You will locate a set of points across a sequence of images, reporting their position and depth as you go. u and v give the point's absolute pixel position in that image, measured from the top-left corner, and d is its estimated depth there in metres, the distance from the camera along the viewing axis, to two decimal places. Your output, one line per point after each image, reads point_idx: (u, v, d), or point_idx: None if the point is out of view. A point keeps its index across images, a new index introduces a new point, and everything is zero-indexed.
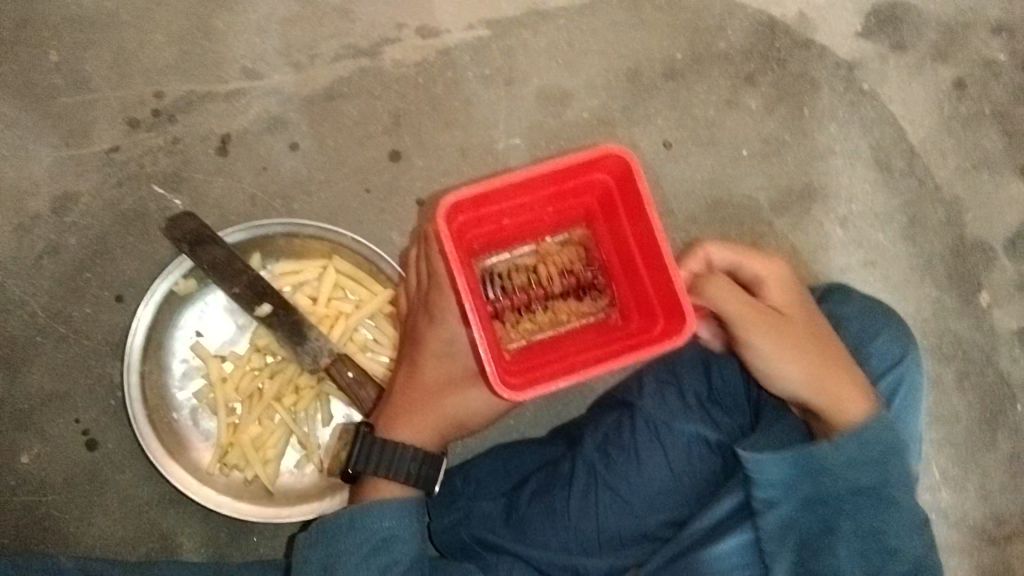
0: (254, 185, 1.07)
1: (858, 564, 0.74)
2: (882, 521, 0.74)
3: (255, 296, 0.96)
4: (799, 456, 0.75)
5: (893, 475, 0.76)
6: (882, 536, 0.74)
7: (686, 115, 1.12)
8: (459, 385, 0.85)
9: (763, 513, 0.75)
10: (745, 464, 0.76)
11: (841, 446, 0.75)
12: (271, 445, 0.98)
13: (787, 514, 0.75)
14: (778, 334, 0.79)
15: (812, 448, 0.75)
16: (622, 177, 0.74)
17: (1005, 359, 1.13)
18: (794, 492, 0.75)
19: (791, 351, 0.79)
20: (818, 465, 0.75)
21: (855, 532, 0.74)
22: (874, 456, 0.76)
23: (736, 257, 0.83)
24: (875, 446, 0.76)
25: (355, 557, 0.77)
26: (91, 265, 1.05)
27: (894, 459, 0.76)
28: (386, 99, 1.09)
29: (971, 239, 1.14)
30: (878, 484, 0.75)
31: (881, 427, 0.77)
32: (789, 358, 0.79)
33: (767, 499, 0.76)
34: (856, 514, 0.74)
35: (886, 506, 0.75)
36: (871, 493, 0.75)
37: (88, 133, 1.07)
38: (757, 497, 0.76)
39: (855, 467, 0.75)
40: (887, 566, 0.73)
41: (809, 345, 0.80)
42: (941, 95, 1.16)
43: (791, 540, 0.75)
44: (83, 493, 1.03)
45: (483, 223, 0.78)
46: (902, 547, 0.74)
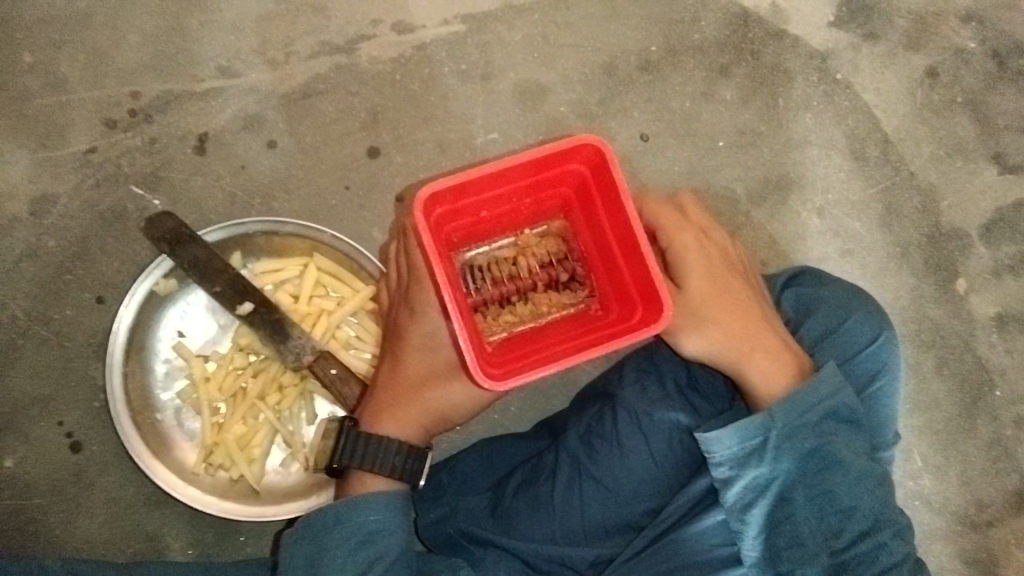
0: (233, 184, 1.07)
1: (817, 527, 0.76)
2: (832, 483, 0.76)
3: (236, 294, 0.96)
4: (742, 430, 0.77)
5: (837, 436, 0.78)
6: (834, 497, 0.76)
7: (663, 108, 1.13)
8: (442, 378, 0.85)
9: (722, 491, 0.79)
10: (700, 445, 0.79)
11: (775, 417, 0.77)
12: (256, 444, 0.98)
13: (744, 490, 0.78)
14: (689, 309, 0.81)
15: (751, 419, 0.77)
16: (597, 166, 0.75)
17: (982, 345, 1.15)
18: (745, 467, 0.77)
19: (705, 324, 0.81)
20: (761, 439, 0.77)
21: (809, 495, 0.76)
22: (813, 421, 0.78)
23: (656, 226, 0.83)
24: (816, 412, 0.78)
25: (342, 552, 0.78)
26: (70, 267, 1.05)
27: (835, 421, 0.79)
28: (363, 96, 1.10)
29: (947, 226, 1.16)
30: (822, 446, 0.77)
31: (819, 392, 0.79)
32: (702, 331, 0.81)
33: (723, 478, 0.79)
34: (805, 480, 0.77)
35: (832, 466, 0.76)
36: (817, 455, 0.77)
37: (64, 135, 1.07)
38: (716, 474, 0.79)
39: (797, 435, 0.77)
40: (844, 526, 0.75)
41: (721, 316, 0.82)
42: (913, 83, 1.17)
43: (753, 514, 0.78)
44: (68, 495, 1.02)
45: (461, 215, 0.78)
46: (857, 505, 0.76)
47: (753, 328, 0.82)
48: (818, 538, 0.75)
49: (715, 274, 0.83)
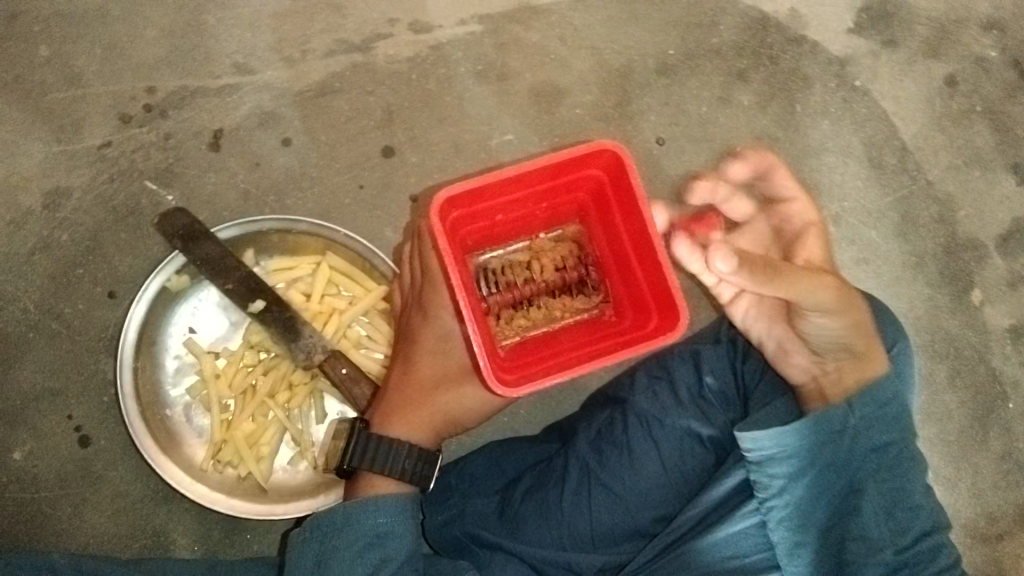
0: (246, 181, 1.07)
1: (885, 523, 0.71)
2: (901, 480, 0.72)
3: (248, 292, 0.96)
4: (819, 424, 0.70)
5: (906, 434, 0.74)
6: (904, 494, 0.72)
7: (679, 112, 1.12)
8: (454, 381, 0.85)
9: (784, 485, 0.72)
10: (763, 436, 0.71)
11: (860, 406, 0.72)
12: (265, 442, 0.98)
13: (811, 488, 0.72)
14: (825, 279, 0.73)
15: (831, 410, 0.71)
16: (615, 172, 0.74)
17: (996, 357, 1.14)
18: (813, 463, 0.71)
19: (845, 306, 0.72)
20: (838, 429, 0.71)
21: (880, 491, 0.72)
22: (891, 416, 0.73)
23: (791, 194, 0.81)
24: (893, 407, 0.73)
25: (350, 554, 0.77)
26: (83, 260, 1.05)
27: (905, 419, 0.75)
28: (379, 94, 1.09)
29: (963, 236, 1.15)
30: (897, 442, 0.73)
31: (896, 387, 0.74)
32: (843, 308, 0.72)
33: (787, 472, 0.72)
34: (877, 474, 0.72)
35: (902, 463, 0.73)
36: (890, 451, 0.73)
37: (79, 128, 1.07)
38: (778, 471, 0.72)
39: (875, 428, 0.72)
40: (910, 523, 0.72)
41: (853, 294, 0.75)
42: (932, 91, 1.17)
43: (818, 508, 0.72)
44: (76, 489, 1.02)
45: (476, 219, 0.78)
46: (921, 504, 0.73)
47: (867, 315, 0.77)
48: (886, 534, 0.71)
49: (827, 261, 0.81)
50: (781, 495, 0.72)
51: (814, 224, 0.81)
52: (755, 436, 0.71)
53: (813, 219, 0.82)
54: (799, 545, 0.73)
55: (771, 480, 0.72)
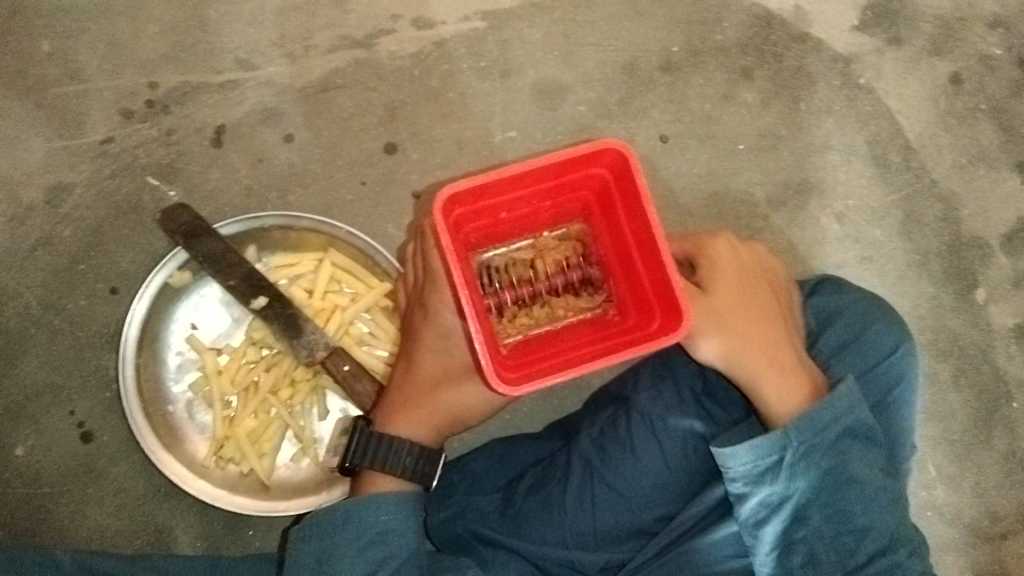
0: (249, 177, 1.07)
1: (830, 547, 0.73)
2: (847, 501, 0.73)
3: (250, 288, 0.96)
4: (757, 447, 0.74)
5: (852, 453, 0.75)
6: (850, 516, 0.73)
7: (683, 109, 1.12)
8: (456, 379, 0.85)
9: (736, 507, 0.75)
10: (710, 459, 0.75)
11: (791, 434, 0.74)
12: (267, 438, 0.98)
13: (758, 507, 0.74)
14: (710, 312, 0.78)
15: (766, 436, 0.74)
16: (618, 171, 0.74)
17: (1000, 356, 1.14)
18: (759, 485, 0.74)
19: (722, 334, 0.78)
20: (774, 458, 0.74)
21: (825, 514, 0.74)
22: (830, 441, 0.75)
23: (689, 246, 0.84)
24: (832, 430, 0.75)
25: (350, 551, 0.77)
26: (85, 256, 1.04)
27: (853, 437, 0.76)
28: (382, 90, 1.09)
29: (967, 235, 1.15)
30: (840, 465, 0.74)
31: (835, 409, 0.75)
32: (716, 329, 0.78)
33: (736, 493, 0.75)
34: (820, 498, 0.74)
35: (847, 484, 0.74)
36: (834, 474, 0.74)
37: (81, 124, 1.06)
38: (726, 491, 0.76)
39: (814, 454, 0.74)
40: (859, 544, 0.73)
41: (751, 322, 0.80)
42: (937, 90, 1.16)
43: (768, 531, 0.75)
44: (78, 485, 1.02)
45: (480, 216, 0.78)
46: (871, 524, 0.73)
47: (785, 349, 0.80)
48: (832, 557, 0.73)
49: (741, 286, 0.81)
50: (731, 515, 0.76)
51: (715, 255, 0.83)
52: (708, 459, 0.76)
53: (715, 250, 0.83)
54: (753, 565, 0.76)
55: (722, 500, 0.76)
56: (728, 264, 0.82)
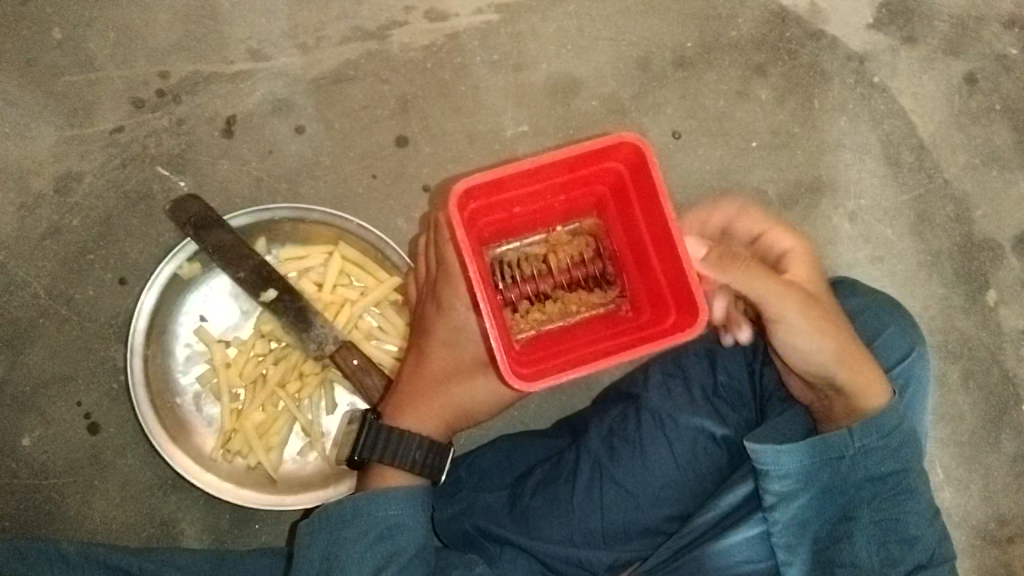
0: (259, 169, 1.06)
1: (877, 553, 0.74)
2: (899, 510, 0.74)
3: (261, 282, 0.96)
4: (816, 447, 0.73)
5: (911, 461, 0.75)
6: (900, 526, 0.74)
7: (696, 105, 1.11)
8: (467, 374, 0.85)
9: (779, 504, 0.75)
10: (759, 456, 0.74)
11: (856, 434, 0.74)
12: (275, 432, 0.98)
13: (806, 506, 0.75)
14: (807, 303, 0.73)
15: (828, 437, 0.73)
16: (635, 165, 0.73)
17: (1010, 358, 1.13)
18: (810, 483, 0.74)
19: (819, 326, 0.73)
20: (832, 458, 0.74)
21: (875, 519, 0.74)
22: (895, 445, 0.75)
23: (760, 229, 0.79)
24: (896, 436, 0.75)
25: (360, 545, 0.77)
26: (94, 246, 1.04)
27: (912, 446, 0.76)
28: (393, 83, 1.08)
29: (979, 236, 1.14)
30: (899, 472, 0.75)
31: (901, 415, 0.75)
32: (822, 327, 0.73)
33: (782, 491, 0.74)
34: (873, 502, 0.75)
35: (903, 494, 0.74)
36: (891, 481, 0.75)
37: (91, 113, 1.06)
38: (770, 489, 0.74)
39: (875, 457, 0.74)
40: (904, 555, 0.73)
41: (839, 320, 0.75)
42: (952, 89, 1.15)
43: (812, 529, 0.76)
44: (85, 476, 1.02)
45: (493, 210, 0.77)
46: (919, 535, 0.74)
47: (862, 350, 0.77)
48: (876, 562, 0.73)
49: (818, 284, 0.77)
50: (775, 512, 0.75)
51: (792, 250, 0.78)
52: (755, 452, 0.74)
53: (791, 246, 0.78)
54: (791, 563, 0.76)
55: (768, 495, 0.75)
56: (805, 262, 0.78)
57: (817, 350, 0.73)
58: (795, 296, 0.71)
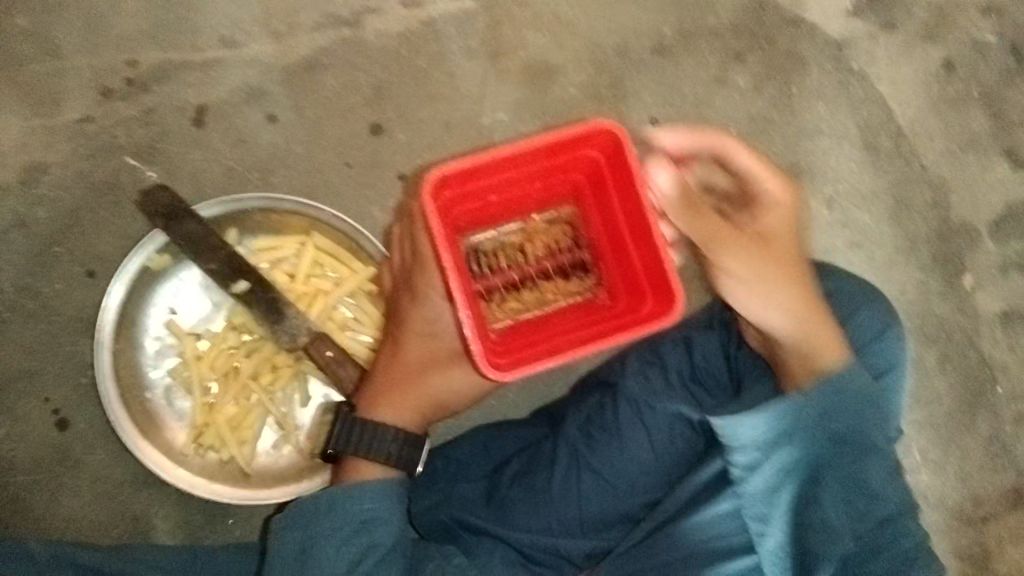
0: (230, 158, 1.04)
1: (845, 512, 0.72)
2: (862, 468, 0.73)
3: (232, 273, 0.94)
4: (776, 411, 0.72)
5: (870, 418, 0.75)
6: (865, 482, 0.73)
7: (674, 92, 1.10)
8: (443, 365, 0.84)
9: (749, 474, 0.74)
10: (722, 430, 0.73)
11: (813, 395, 0.73)
12: (248, 425, 0.96)
13: (772, 474, 0.74)
14: (767, 265, 0.73)
15: (784, 399, 0.72)
16: (612, 152, 0.72)
17: (988, 344, 1.13)
18: (774, 450, 0.73)
19: (775, 289, 0.73)
20: (792, 421, 0.72)
21: (840, 479, 0.73)
22: (850, 404, 0.74)
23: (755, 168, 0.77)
24: (852, 393, 0.74)
25: (335, 539, 0.76)
26: (62, 239, 1.02)
27: (868, 404, 0.75)
28: (367, 70, 1.07)
29: (957, 222, 1.14)
30: (858, 429, 0.74)
31: (856, 374, 0.74)
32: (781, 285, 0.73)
33: (748, 461, 0.74)
34: (834, 462, 0.73)
35: (864, 451, 0.74)
36: (851, 439, 0.74)
37: (58, 101, 1.04)
38: (736, 461, 0.74)
39: (834, 417, 0.73)
40: (870, 511, 0.72)
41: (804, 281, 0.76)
42: (930, 75, 1.15)
43: (780, 497, 0.74)
44: (54, 474, 1.00)
45: (468, 199, 0.76)
46: (884, 490, 0.73)
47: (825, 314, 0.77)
48: (846, 522, 0.72)
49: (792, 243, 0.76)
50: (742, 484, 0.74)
51: (775, 203, 0.77)
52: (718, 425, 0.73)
53: (778, 198, 0.77)
54: (764, 534, 0.74)
55: (734, 468, 0.74)
56: (785, 217, 0.77)
57: (770, 308, 0.74)
58: (751, 257, 0.72)
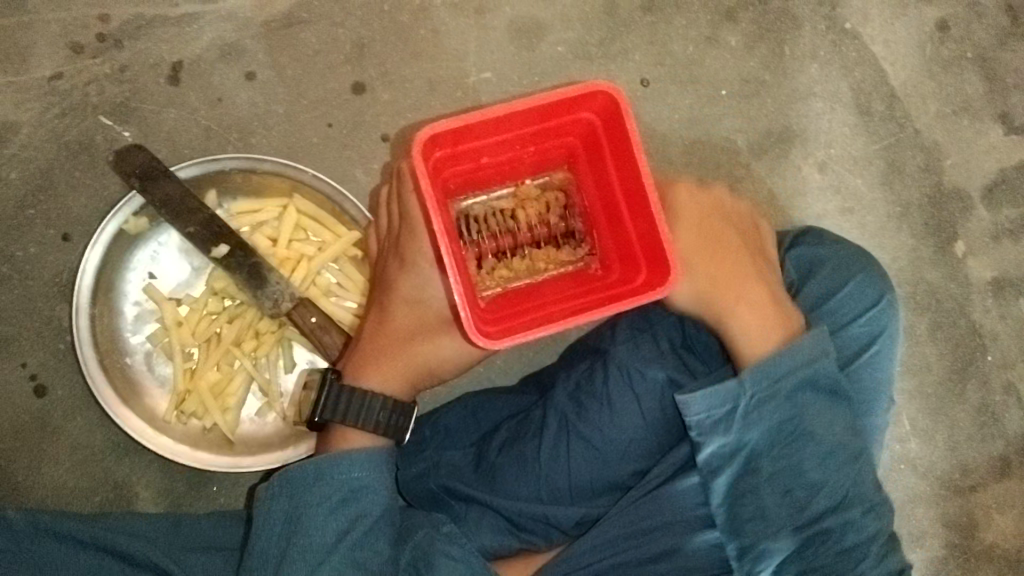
0: (208, 117, 1.01)
1: (783, 501, 0.74)
2: (801, 457, 0.74)
3: (212, 237, 0.91)
4: (712, 396, 0.74)
5: (810, 407, 0.76)
6: (804, 472, 0.74)
7: (665, 52, 1.08)
8: (434, 330, 0.81)
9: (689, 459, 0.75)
10: None
11: (748, 382, 0.75)
12: (232, 393, 0.94)
13: (711, 460, 0.75)
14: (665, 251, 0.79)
15: (720, 387, 0.74)
16: (608, 116, 0.70)
17: (977, 309, 1.13)
18: (714, 436, 0.75)
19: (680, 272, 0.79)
20: (731, 406, 0.74)
21: (778, 469, 0.74)
22: (786, 392, 0.75)
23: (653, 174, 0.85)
24: (790, 381, 0.75)
25: (322, 509, 0.74)
26: (34, 201, 0.99)
27: (810, 391, 0.76)
28: (349, 27, 1.04)
29: (949, 187, 1.13)
30: (795, 419, 0.75)
31: (797, 357, 0.76)
32: (678, 266, 0.79)
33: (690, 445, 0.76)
34: (771, 451, 0.75)
35: (802, 440, 0.75)
36: (788, 428, 0.75)
37: (26, 58, 1.00)
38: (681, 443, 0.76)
39: (769, 405, 0.75)
40: (812, 501, 0.74)
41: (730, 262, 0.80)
42: (924, 36, 1.13)
43: (719, 484, 0.75)
44: (32, 442, 0.98)
45: (461, 159, 0.74)
46: (824, 481, 0.75)
47: (750, 284, 0.80)
48: (783, 511, 0.74)
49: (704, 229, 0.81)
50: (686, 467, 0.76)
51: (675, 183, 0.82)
52: None
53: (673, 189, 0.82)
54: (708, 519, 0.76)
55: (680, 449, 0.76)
56: (687, 202, 0.82)
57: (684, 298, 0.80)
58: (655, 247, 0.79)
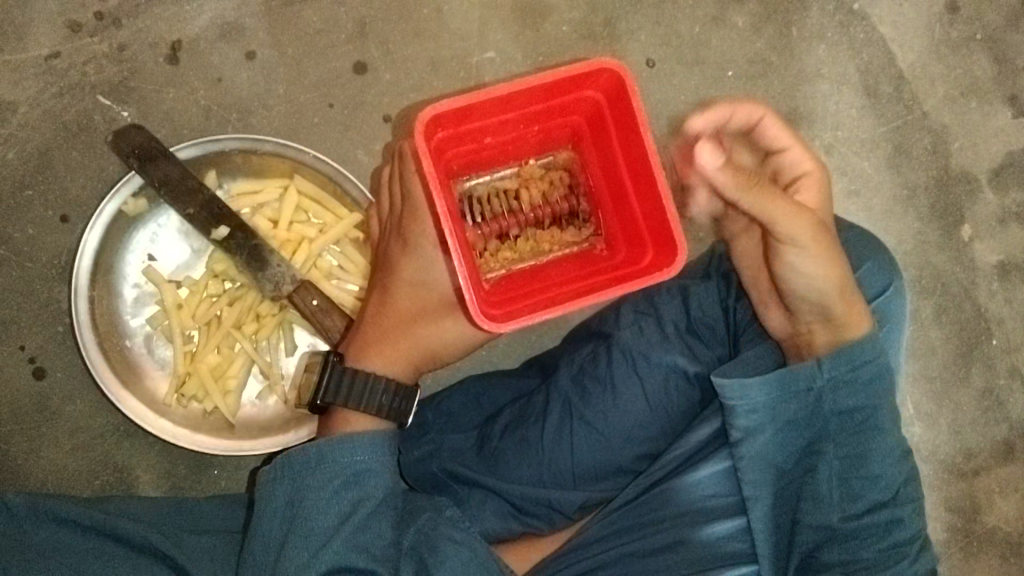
0: (208, 97, 1.00)
1: (837, 488, 0.71)
2: (865, 447, 0.70)
3: (211, 218, 0.90)
4: (781, 379, 0.70)
5: (885, 400, 0.71)
6: (866, 462, 0.70)
7: (670, 32, 1.07)
8: (435, 315, 0.80)
9: (743, 438, 0.73)
10: (726, 389, 0.72)
11: (827, 366, 0.69)
12: (232, 375, 0.93)
13: (768, 440, 0.72)
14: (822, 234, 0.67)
15: (799, 367, 0.70)
16: (615, 95, 0.69)
17: (983, 293, 1.12)
18: (776, 417, 0.71)
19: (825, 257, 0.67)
20: (803, 389, 0.70)
21: (839, 455, 0.71)
22: (863, 381, 0.70)
23: (786, 140, 0.73)
24: (868, 370, 0.70)
25: (325, 493, 0.73)
26: (32, 181, 0.98)
27: (886, 382, 0.71)
28: (351, 5, 1.02)
29: (956, 169, 1.12)
30: (866, 410, 0.70)
31: (877, 347, 0.70)
32: (828, 255, 0.67)
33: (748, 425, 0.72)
34: (838, 437, 0.71)
35: (871, 432, 0.70)
36: (862, 416, 0.70)
37: (24, 37, 0.98)
38: (736, 424, 0.72)
39: (843, 391, 0.70)
40: (866, 493, 0.70)
41: (841, 246, 0.70)
42: (933, 17, 1.12)
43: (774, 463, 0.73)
44: (32, 425, 0.97)
45: (463, 140, 0.73)
46: (884, 474, 0.71)
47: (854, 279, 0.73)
48: (836, 498, 0.70)
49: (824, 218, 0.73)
50: (739, 447, 0.73)
51: (808, 170, 0.73)
52: (720, 386, 0.72)
53: (807, 168, 0.73)
54: (750, 500, 0.74)
55: (737, 428, 0.72)
56: (814, 185, 0.73)
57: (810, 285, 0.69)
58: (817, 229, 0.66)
